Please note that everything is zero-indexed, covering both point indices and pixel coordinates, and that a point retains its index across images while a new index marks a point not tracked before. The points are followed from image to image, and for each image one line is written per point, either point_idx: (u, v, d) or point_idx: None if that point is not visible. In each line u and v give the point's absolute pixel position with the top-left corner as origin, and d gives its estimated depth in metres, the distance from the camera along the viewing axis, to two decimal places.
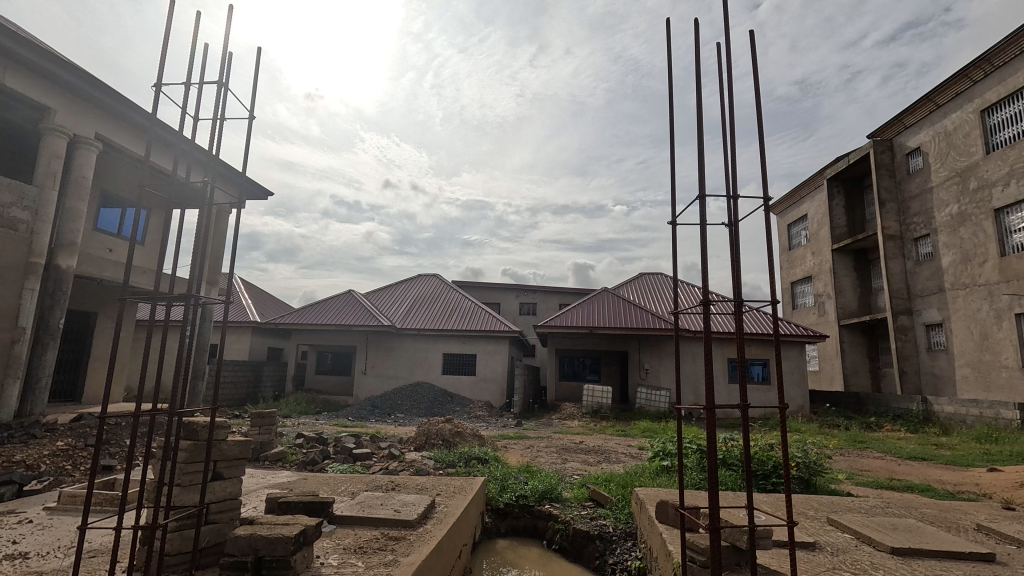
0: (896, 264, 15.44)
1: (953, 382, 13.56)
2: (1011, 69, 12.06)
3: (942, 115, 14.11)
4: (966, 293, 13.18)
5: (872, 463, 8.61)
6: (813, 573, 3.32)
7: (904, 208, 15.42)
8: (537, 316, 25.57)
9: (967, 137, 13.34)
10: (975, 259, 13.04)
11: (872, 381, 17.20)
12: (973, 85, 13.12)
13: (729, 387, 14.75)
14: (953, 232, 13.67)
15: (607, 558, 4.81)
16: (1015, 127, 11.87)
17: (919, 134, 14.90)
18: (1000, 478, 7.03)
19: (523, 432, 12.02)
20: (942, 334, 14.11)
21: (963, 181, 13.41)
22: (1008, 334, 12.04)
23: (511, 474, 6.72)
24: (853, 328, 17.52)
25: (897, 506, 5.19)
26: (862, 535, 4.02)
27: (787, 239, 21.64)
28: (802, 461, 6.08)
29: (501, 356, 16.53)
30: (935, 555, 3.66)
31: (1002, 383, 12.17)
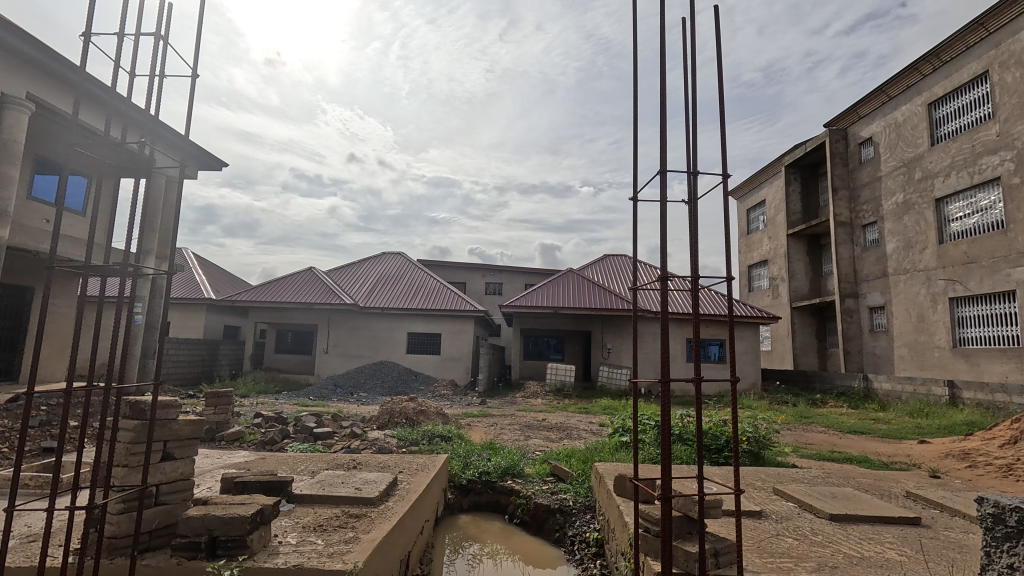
0: (845, 250, 16.20)
1: (891, 361, 14.46)
2: (958, 65, 12.67)
3: (894, 107, 14.69)
4: (906, 278, 13.98)
5: (815, 437, 9.11)
6: (756, 538, 3.52)
7: (854, 195, 16.12)
8: (503, 296, 25.67)
9: (914, 128, 13.97)
10: (916, 245, 13.81)
11: (820, 360, 18.11)
12: (922, 78, 13.70)
13: (686, 365, 15.28)
14: (897, 220, 14.37)
15: (567, 531, 4.95)
16: (963, 119, 12.53)
17: (871, 125, 15.50)
18: (930, 449, 7.56)
19: (487, 410, 12.12)
20: (883, 317, 14.98)
21: (909, 171, 14.04)
22: (942, 316, 12.85)
23: (474, 452, 6.77)
24: (804, 310, 18.37)
25: (836, 475, 5.55)
26: (804, 503, 4.27)
27: (746, 224, 22.40)
28: (752, 435, 6.38)
29: (466, 335, 16.49)
30: (867, 520, 3.92)
31: (934, 362, 13.04)
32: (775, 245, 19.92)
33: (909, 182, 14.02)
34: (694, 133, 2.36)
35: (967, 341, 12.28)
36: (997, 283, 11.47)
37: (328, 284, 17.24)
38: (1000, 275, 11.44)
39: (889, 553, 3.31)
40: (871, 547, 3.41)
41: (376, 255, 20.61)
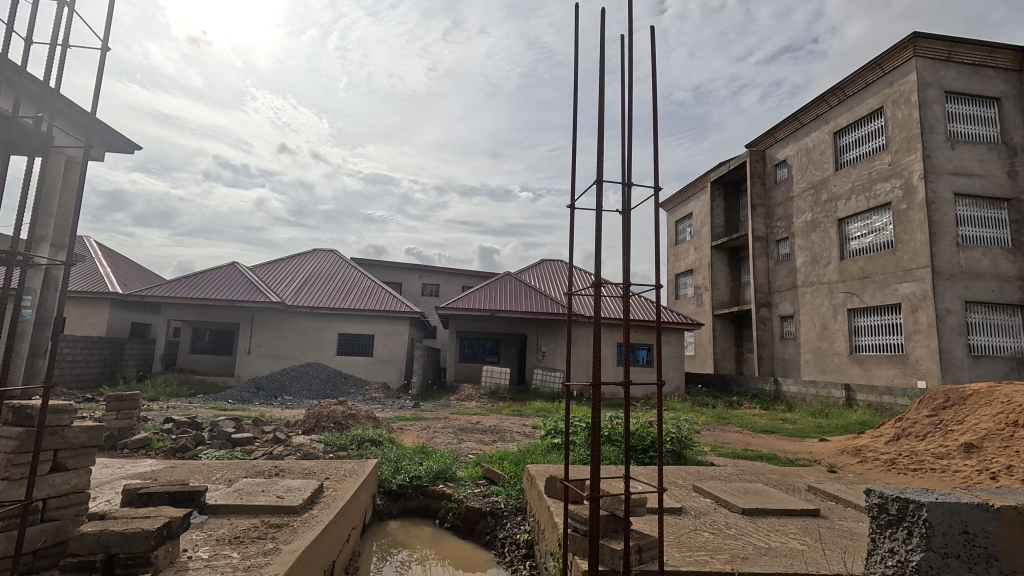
0: (761, 262, 17.48)
1: (798, 365, 15.74)
2: (858, 99, 14.08)
3: (805, 133, 16.09)
4: (812, 290, 15.30)
5: (731, 436, 9.75)
6: (676, 534, 3.72)
7: (770, 212, 17.46)
8: (439, 298, 25.40)
9: (821, 154, 15.37)
10: (821, 260, 15.16)
11: (737, 365, 19.40)
12: (829, 109, 15.07)
13: (616, 369, 15.84)
14: (806, 237, 15.72)
15: (498, 534, 4.96)
16: (863, 148, 13.92)
17: (786, 148, 16.87)
18: (829, 446, 8.29)
19: (420, 414, 11.90)
20: (792, 325, 16.29)
21: (816, 193, 15.41)
22: (841, 326, 14.18)
23: (405, 456, 6.62)
24: (724, 318, 19.62)
25: (748, 472, 5.96)
26: (720, 499, 4.55)
27: (674, 235, 23.62)
28: (674, 435, 6.71)
29: (401, 337, 16.12)
30: (775, 513, 4.24)
31: (833, 367, 14.35)
32: (700, 256, 21.15)
33: (816, 203, 15.39)
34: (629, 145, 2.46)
35: (862, 348, 13.61)
36: (887, 297, 12.82)
37: (252, 280, 16.26)
38: (889, 290, 12.80)
39: (793, 542, 3.60)
40: (777, 538, 3.69)
41: (307, 252, 19.73)
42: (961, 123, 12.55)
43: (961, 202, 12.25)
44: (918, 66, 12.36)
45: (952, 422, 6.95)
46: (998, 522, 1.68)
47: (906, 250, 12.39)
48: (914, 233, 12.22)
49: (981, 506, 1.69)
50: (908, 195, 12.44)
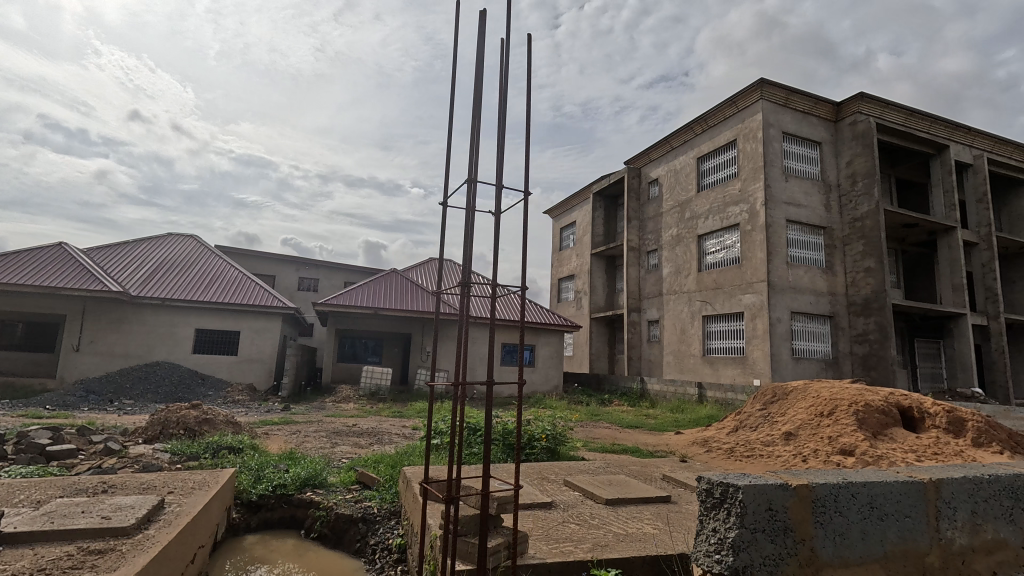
0: (633, 271, 19.03)
1: (661, 366, 17.35)
2: (717, 131, 15.97)
3: (673, 156, 17.84)
4: (674, 298, 17.00)
5: (600, 431, 10.43)
6: (546, 527, 3.86)
7: (643, 226, 19.08)
8: (318, 293, 23.88)
9: (686, 176, 17.15)
10: (682, 272, 16.90)
11: (609, 365, 20.87)
12: (694, 136, 16.87)
13: (499, 369, 16.18)
14: (671, 250, 17.43)
15: (369, 540, 4.75)
16: (719, 174, 15.81)
17: (657, 168, 18.58)
18: (683, 438, 9.23)
19: (290, 417, 11.05)
20: (657, 329, 17.92)
21: (681, 211, 17.16)
22: (697, 330, 15.92)
23: (268, 463, 6.09)
24: (600, 321, 21.01)
25: (614, 464, 6.41)
26: (586, 491, 4.83)
27: (558, 241, 24.78)
28: (550, 433, 6.95)
29: (271, 334, 14.81)
30: (633, 502, 4.61)
31: (689, 367, 16.07)
32: (581, 262, 22.43)
33: (680, 220, 17.14)
34: (503, 153, 2.61)
35: (712, 351, 15.39)
36: (733, 306, 14.66)
37: (85, 264, 13.89)
38: (734, 300, 14.66)
39: (647, 527, 3.93)
40: (634, 524, 4.00)
41: (161, 236, 17.36)
42: (794, 160, 14.81)
43: (792, 227, 14.47)
44: (764, 108, 14.34)
45: (776, 414, 8.13)
46: (796, 498, 1.60)
47: (749, 265, 14.27)
48: (755, 252, 14.14)
49: (783, 484, 1.61)
50: (752, 218, 14.35)
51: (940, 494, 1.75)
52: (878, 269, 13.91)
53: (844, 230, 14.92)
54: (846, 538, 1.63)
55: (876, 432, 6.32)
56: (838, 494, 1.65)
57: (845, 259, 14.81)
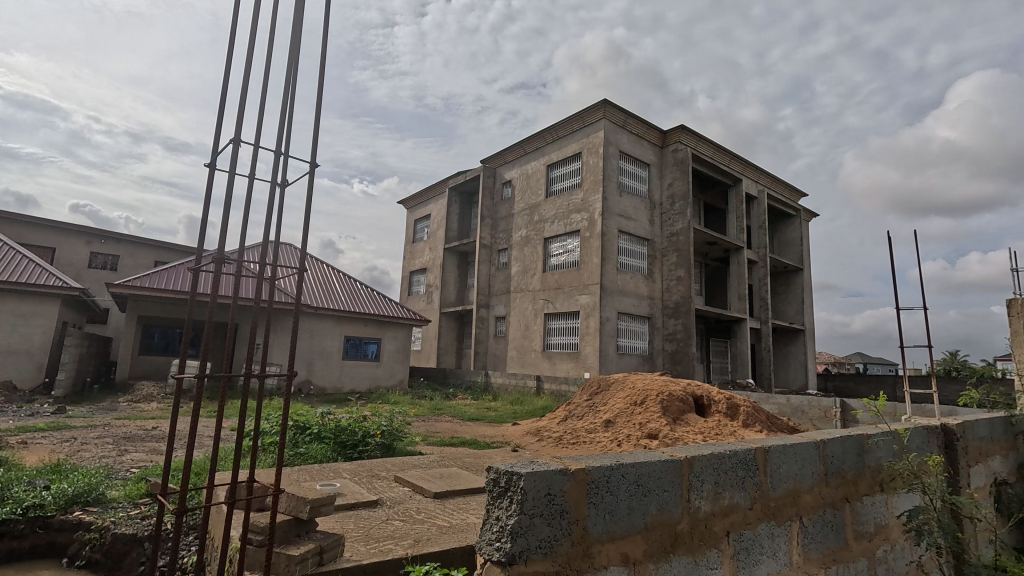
0: (484, 268, 19.47)
1: (505, 360, 18.03)
2: (565, 141, 17.07)
3: (526, 161, 18.65)
4: (520, 296, 17.77)
5: (441, 425, 10.39)
6: (367, 527, 3.66)
7: (495, 224, 19.66)
8: (119, 272, 20.01)
9: (536, 181, 18.03)
10: (528, 271, 17.73)
11: (456, 359, 21.05)
12: (546, 144, 17.83)
13: (340, 364, 15.27)
14: (520, 250, 18.20)
15: (156, 563, 4.04)
16: (565, 182, 16.95)
17: (512, 170, 19.27)
18: (518, 429, 9.66)
19: (62, 422, 8.98)
20: (503, 325, 18.59)
21: (530, 213, 18.00)
22: (538, 327, 16.84)
23: (19, 480, 4.82)
24: (449, 315, 21.07)
25: (448, 458, 6.41)
26: (415, 486, 4.72)
27: (412, 233, 24.34)
28: (386, 429, 6.60)
29: (42, 319, 11.90)
30: (461, 493, 4.62)
31: (530, 361, 16.93)
32: (434, 256, 22.30)
33: (529, 222, 17.99)
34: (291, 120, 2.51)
35: (551, 346, 16.43)
36: (571, 305, 15.84)
37: None
38: (572, 300, 15.83)
39: (471, 517, 3.95)
40: (459, 515, 4.00)
41: None
42: (627, 177, 16.54)
43: (622, 236, 16.14)
44: (605, 126, 15.74)
45: (599, 404, 8.92)
46: (574, 482, 1.65)
47: (586, 269, 15.54)
48: (592, 257, 15.46)
49: (563, 468, 1.65)
50: (591, 226, 15.64)
51: (692, 468, 2.00)
52: (686, 278, 16.20)
53: (663, 242, 17.11)
54: (615, 515, 1.74)
55: (675, 418, 7.27)
56: (611, 475, 1.75)
57: (663, 267, 16.98)
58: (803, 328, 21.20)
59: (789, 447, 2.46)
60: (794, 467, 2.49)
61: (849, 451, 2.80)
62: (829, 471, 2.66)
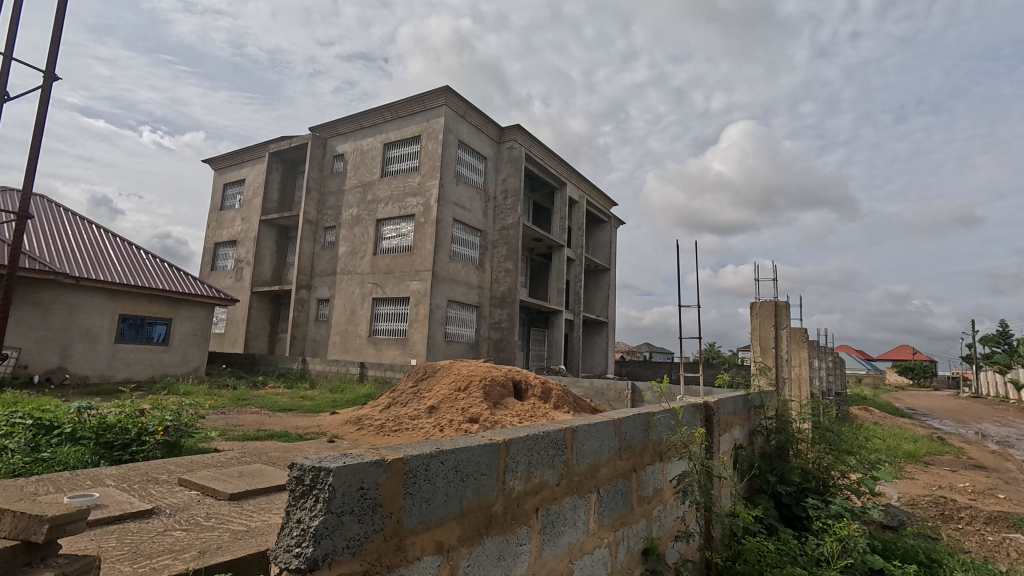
0: (307, 245, 17.91)
1: (326, 346, 16.85)
2: (405, 122, 16.54)
3: (362, 136, 17.61)
4: (348, 278, 16.75)
5: (245, 418, 9.20)
6: (133, 543, 2.99)
7: (322, 200, 18.22)
8: None
9: (372, 159, 17.15)
10: (358, 253, 16.80)
11: (269, 344, 18.98)
12: (384, 122, 17.04)
13: (112, 348, 12.54)
14: (350, 229, 17.15)
15: None
16: (402, 164, 16.46)
17: (345, 143, 18.04)
18: (337, 419, 9.08)
19: None
20: (326, 308, 17.35)
21: (363, 192, 17.08)
22: (365, 312, 16.08)
23: None
24: (262, 295, 18.87)
25: (251, 453, 5.68)
26: (206, 489, 4.06)
27: (221, 200, 21.24)
28: (170, 424, 5.57)
29: None
30: (263, 492, 4.11)
31: (354, 347, 16.08)
32: (247, 228, 19.76)
33: (361, 201, 17.05)
34: None
35: (377, 332, 15.84)
36: (401, 290, 15.45)
37: None
38: (403, 285, 15.45)
39: (275, 518, 3.52)
40: (260, 516, 3.53)
41: None
42: (464, 168, 16.75)
43: (457, 225, 16.29)
44: (446, 114, 15.68)
45: (424, 390, 8.84)
46: (389, 473, 1.54)
47: (419, 255, 15.31)
48: (425, 242, 15.28)
49: (379, 459, 1.53)
50: (426, 212, 15.45)
51: (508, 451, 2.06)
52: (514, 270, 17.12)
53: (495, 235, 17.78)
54: (431, 504, 1.68)
55: (495, 402, 7.57)
56: (429, 463, 1.69)
57: (493, 259, 17.63)
58: (607, 321, 24.25)
59: (592, 426, 2.71)
60: (596, 444, 2.75)
61: (638, 428, 3.21)
62: (622, 446, 3.01)
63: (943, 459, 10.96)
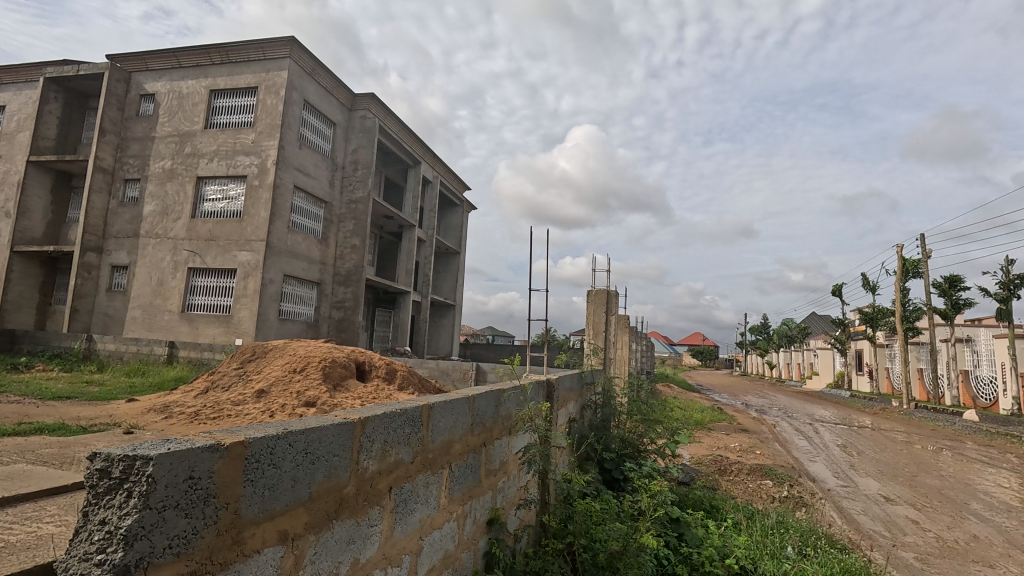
0: (98, 199, 14.74)
1: (122, 322, 14.13)
2: (238, 69, 14.47)
3: (180, 76, 14.95)
4: (155, 243, 14.19)
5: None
6: None
7: (123, 146, 15.13)
8: None
9: (193, 106, 14.69)
10: (170, 213, 14.32)
11: (37, 318, 15.26)
12: (211, 65, 14.68)
13: None
14: (160, 185, 14.53)
15: None
16: (233, 117, 14.42)
17: (156, 82, 15.16)
18: (135, 406, 7.68)
19: None
20: (124, 277, 14.54)
21: (180, 143, 14.58)
22: (178, 283, 13.83)
23: None
24: (29, 257, 15.04)
25: (9, 452, 4.49)
26: None
27: None
28: None
29: None
30: (29, 499, 3.27)
31: (160, 324, 13.74)
32: (7, 170, 15.53)
33: (177, 153, 14.54)
34: None
35: (193, 307, 13.75)
36: (225, 261, 13.60)
37: None
38: (229, 255, 13.60)
39: (48, 527, 2.83)
40: (26, 527, 2.81)
41: None
42: (310, 131, 15.31)
43: (298, 193, 14.84)
44: (290, 68, 14.11)
45: (251, 372, 7.93)
46: (227, 460, 1.34)
47: (250, 222, 13.61)
48: (259, 209, 13.64)
49: (214, 443, 1.31)
50: (262, 174, 13.79)
51: (363, 429, 1.95)
52: (361, 247, 16.30)
53: (341, 208, 16.65)
54: (275, 490, 1.51)
55: (336, 384, 7.08)
56: (274, 446, 1.51)
57: (338, 233, 16.51)
58: (454, 304, 24.60)
59: (448, 403, 2.71)
60: (450, 421, 2.76)
61: (489, 404, 3.30)
62: (474, 422, 3.07)
63: (721, 425, 13.47)
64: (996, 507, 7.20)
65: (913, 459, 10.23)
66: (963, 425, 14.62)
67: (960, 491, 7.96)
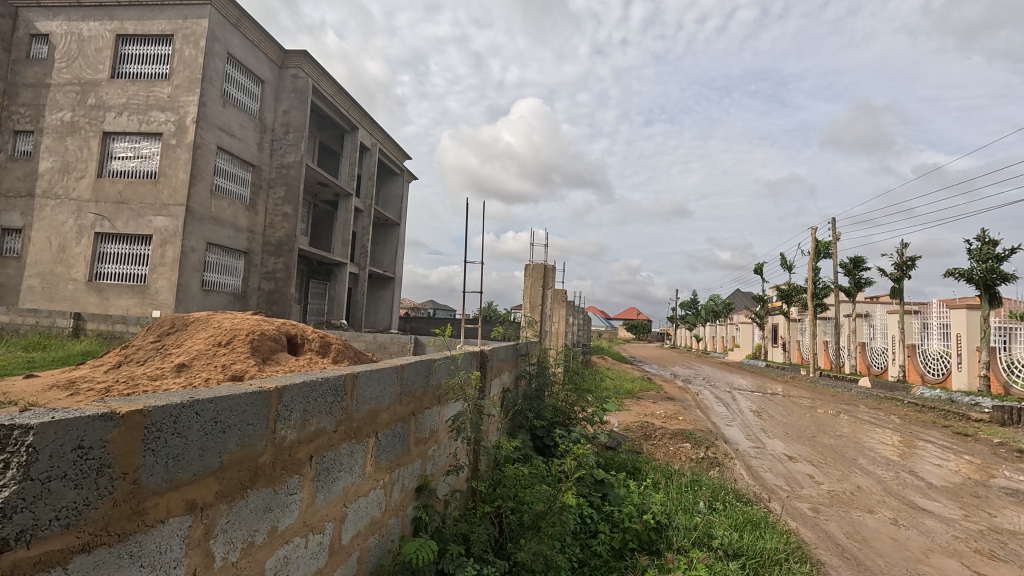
0: None
1: (16, 291, 12.76)
2: (149, 13, 13.07)
3: (80, 17, 13.32)
4: (54, 204, 12.80)
5: None
6: None
7: (11, 92, 13.41)
8: None
9: (96, 52, 13.17)
10: (72, 171, 12.91)
11: None
12: (116, 6, 13.15)
13: None
14: (58, 139, 13.04)
15: None
16: (144, 67, 13.10)
17: (50, 22, 13.46)
18: (33, 383, 7.01)
19: None
20: (17, 241, 13.07)
21: (82, 93, 13.07)
22: (84, 250, 12.60)
23: None
24: None
25: None
26: None
27: None
28: None
29: None
30: None
31: (64, 295, 12.52)
32: None
33: (79, 104, 13.05)
34: None
35: (102, 277, 12.62)
36: (138, 227, 12.51)
37: None
38: (142, 220, 12.51)
39: None
40: None
41: None
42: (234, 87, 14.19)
43: (221, 154, 13.80)
44: (211, 16, 12.92)
45: (170, 346, 7.40)
46: (124, 428, 1.27)
47: (166, 184, 12.54)
48: (178, 170, 12.58)
49: (107, 412, 1.25)
50: (179, 132, 12.69)
51: (280, 398, 1.91)
52: (292, 216, 15.51)
53: (271, 172, 15.68)
54: (181, 460, 1.46)
55: (265, 358, 6.74)
56: (179, 415, 1.45)
57: (267, 199, 15.59)
58: (394, 277, 24.13)
59: (374, 372, 2.69)
60: (376, 390, 2.74)
61: (419, 374, 3.31)
62: (403, 390, 3.07)
63: (649, 394, 14.25)
64: (878, 461, 8.18)
65: (814, 422, 11.33)
66: (858, 390, 16.32)
67: (851, 448, 8.95)
